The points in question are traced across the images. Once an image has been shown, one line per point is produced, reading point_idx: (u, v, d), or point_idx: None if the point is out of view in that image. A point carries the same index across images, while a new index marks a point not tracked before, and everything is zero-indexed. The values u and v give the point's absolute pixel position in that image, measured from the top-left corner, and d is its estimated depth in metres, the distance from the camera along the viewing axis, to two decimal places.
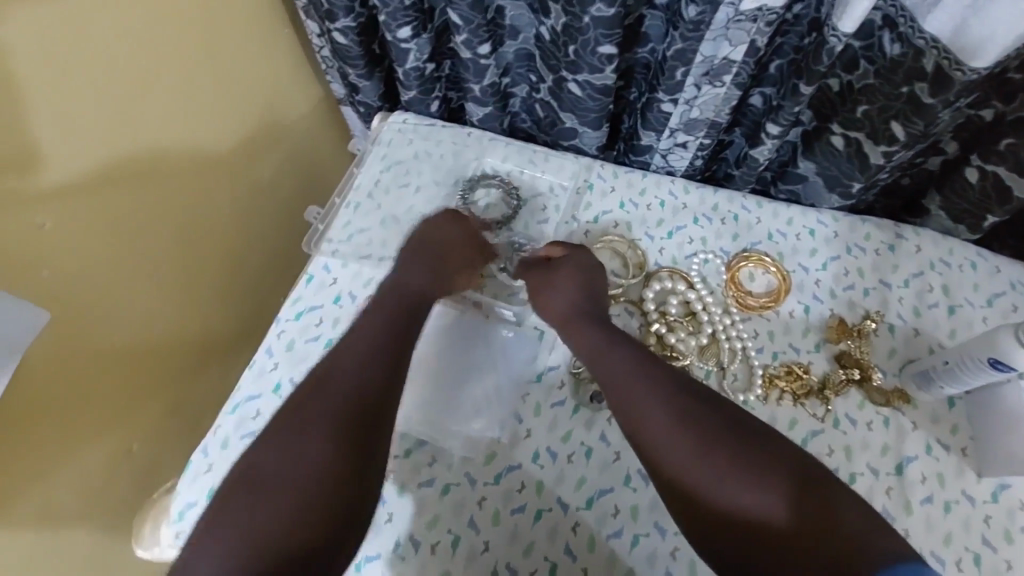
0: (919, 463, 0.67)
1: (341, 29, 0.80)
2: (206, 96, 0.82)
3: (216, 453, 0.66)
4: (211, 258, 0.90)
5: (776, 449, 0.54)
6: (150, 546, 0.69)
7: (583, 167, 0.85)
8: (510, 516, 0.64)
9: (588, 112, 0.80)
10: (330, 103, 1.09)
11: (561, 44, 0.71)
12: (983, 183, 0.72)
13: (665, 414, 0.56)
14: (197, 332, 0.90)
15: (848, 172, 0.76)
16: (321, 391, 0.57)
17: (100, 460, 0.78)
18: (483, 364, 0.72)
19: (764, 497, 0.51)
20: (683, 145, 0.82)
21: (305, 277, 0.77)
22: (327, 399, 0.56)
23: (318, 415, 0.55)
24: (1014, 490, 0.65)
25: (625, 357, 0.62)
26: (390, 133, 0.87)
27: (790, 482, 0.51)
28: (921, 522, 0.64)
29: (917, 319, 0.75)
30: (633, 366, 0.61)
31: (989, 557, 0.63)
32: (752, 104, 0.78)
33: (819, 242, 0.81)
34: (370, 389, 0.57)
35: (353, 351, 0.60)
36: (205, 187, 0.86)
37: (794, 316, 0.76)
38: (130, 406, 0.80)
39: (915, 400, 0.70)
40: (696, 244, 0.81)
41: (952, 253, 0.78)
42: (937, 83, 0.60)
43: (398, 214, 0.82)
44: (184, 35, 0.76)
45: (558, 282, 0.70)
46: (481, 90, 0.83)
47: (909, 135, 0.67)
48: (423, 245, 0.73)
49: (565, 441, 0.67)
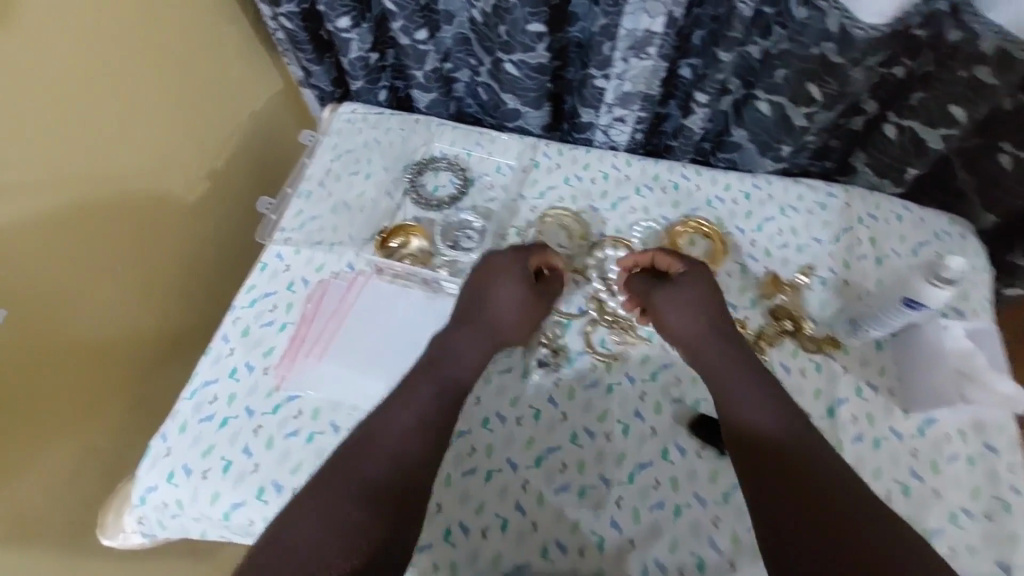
0: (849, 404, 0.71)
1: (286, 14, 0.83)
2: (154, 92, 0.83)
3: (174, 438, 0.67)
4: (167, 256, 0.91)
5: (858, 496, 0.50)
6: (115, 535, 0.71)
7: (529, 145, 0.88)
8: (461, 478, 0.66)
9: (527, 92, 0.82)
10: (283, 97, 1.11)
11: (492, 26, 0.74)
12: (901, 138, 0.77)
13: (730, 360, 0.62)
14: (153, 327, 0.91)
15: (777, 137, 0.80)
16: (362, 456, 0.56)
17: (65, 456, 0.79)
18: (430, 339, 0.74)
19: (780, 430, 0.56)
20: (621, 120, 0.85)
21: (258, 265, 0.78)
22: (362, 464, 0.55)
23: (347, 487, 0.54)
24: (940, 424, 0.69)
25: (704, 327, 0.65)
26: (339, 123, 0.89)
27: (857, 540, 0.47)
28: (851, 459, 0.68)
29: (847, 271, 0.79)
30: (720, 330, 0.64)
31: (916, 487, 0.67)
32: (682, 76, 0.81)
33: (755, 205, 0.84)
34: (401, 458, 0.56)
35: (409, 414, 0.59)
36: (160, 185, 0.87)
37: (732, 276, 0.80)
38: (93, 402, 0.81)
39: (845, 347, 0.74)
40: (639, 213, 0.84)
41: (878, 209, 0.83)
42: (842, 43, 0.64)
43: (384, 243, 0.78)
44: (129, 31, 0.77)
45: (680, 280, 0.69)
46: (424, 76, 0.86)
47: (825, 96, 0.72)
48: (495, 317, 0.68)
49: (514, 405, 0.70)
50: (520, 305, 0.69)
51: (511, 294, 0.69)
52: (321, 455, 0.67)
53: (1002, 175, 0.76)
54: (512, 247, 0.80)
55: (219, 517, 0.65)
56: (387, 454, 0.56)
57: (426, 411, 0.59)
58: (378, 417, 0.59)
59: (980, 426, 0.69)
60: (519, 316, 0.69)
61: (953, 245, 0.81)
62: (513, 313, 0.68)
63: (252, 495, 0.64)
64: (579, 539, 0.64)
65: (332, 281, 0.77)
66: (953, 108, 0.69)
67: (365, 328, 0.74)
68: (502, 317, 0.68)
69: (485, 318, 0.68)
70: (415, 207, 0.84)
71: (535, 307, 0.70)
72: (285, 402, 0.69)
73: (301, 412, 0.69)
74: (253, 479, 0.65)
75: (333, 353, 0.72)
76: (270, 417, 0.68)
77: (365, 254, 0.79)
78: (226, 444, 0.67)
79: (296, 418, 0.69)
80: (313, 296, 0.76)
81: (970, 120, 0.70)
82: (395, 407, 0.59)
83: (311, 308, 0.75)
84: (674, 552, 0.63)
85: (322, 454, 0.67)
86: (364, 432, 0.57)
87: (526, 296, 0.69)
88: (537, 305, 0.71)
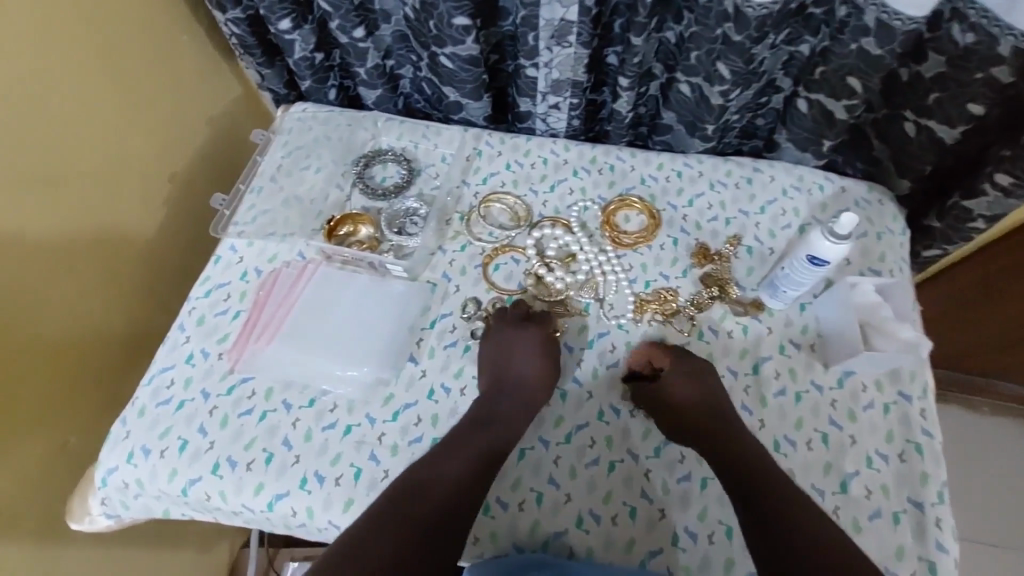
0: (773, 361, 0.75)
1: (232, 20, 0.88)
2: (115, 98, 0.87)
3: (133, 422, 0.71)
4: (134, 256, 0.95)
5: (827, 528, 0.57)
6: (82, 518, 0.74)
7: (470, 136, 0.91)
8: (408, 447, 0.70)
9: (464, 83, 0.87)
10: (241, 102, 1.15)
11: (423, 21, 0.79)
12: (812, 111, 0.82)
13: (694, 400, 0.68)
14: (122, 326, 0.93)
15: (700, 116, 0.85)
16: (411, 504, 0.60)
17: (49, 451, 0.81)
18: (377, 319, 0.78)
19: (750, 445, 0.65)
20: (556, 107, 0.90)
21: (213, 258, 0.82)
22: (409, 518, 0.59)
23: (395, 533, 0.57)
24: (858, 375, 0.73)
25: (695, 392, 0.69)
26: (290, 122, 0.93)
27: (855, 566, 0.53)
28: (775, 411, 0.72)
29: (772, 240, 0.83)
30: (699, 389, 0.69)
31: (834, 434, 0.71)
32: (610, 63, 0.87)
33: (686, 182, 0.87)
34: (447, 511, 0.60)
35: (477, 441, 0.66)
36: (122, 187, 0.90)
37: (665, 249, 0.84)
38: (70, 397, 0.84)
39: (769, 308, 0.79)
40: (576, 194, 0.87)
41: (802, 181, 0.86)
42: (738, 23, 0.69)
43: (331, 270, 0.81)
44: (87, 39, 0.81)
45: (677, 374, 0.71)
46: (367, 73, 0.91)
47: (733, 73, 0.76)
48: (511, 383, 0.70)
49: (457, 377, 0.74)
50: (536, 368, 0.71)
51: (530, 364, 0.71)
52: (274, 431, 0.71)
53: (907, 141, 0.81)
54: (456, 231, 0.85)
55: (177, 493, 0.69)
56: (460, 475, 0.63)
57: (490, 441, 0.66)
58: (437, 455, 0.65)
59: (895, 375, 0.73)
60: (543, 378, 0.71)
61: (873, 211, 0.84)
62: (532, 376, 0.71)
63: (208, 471, 0.68)
64: (519, 496, 0.68)
65: (283, 270, 0.81)
66: (850, 79, 0.75)
67: (313, 312, 0.78)
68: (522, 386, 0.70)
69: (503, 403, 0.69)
70: (363, 197, 0.89)
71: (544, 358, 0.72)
72: (239, 383, 0.73)
73: (254, 393, 0.73)
74: (209, 456, 0.69)
75: (281, 337, 0.75)
76: (224, 398, 0.72)
77: (315, 242, 0.84)
78: (182, 425, 0.71)
79: (250, 398, 0.72)
80: (265, 284, 0.80)
81: (867, 88, 0.76)
82: (447, 454, 0.65)
83: (263, 295, 0.79)
84: (607, 503, 0.68)
85: (275, 430, 0.71)
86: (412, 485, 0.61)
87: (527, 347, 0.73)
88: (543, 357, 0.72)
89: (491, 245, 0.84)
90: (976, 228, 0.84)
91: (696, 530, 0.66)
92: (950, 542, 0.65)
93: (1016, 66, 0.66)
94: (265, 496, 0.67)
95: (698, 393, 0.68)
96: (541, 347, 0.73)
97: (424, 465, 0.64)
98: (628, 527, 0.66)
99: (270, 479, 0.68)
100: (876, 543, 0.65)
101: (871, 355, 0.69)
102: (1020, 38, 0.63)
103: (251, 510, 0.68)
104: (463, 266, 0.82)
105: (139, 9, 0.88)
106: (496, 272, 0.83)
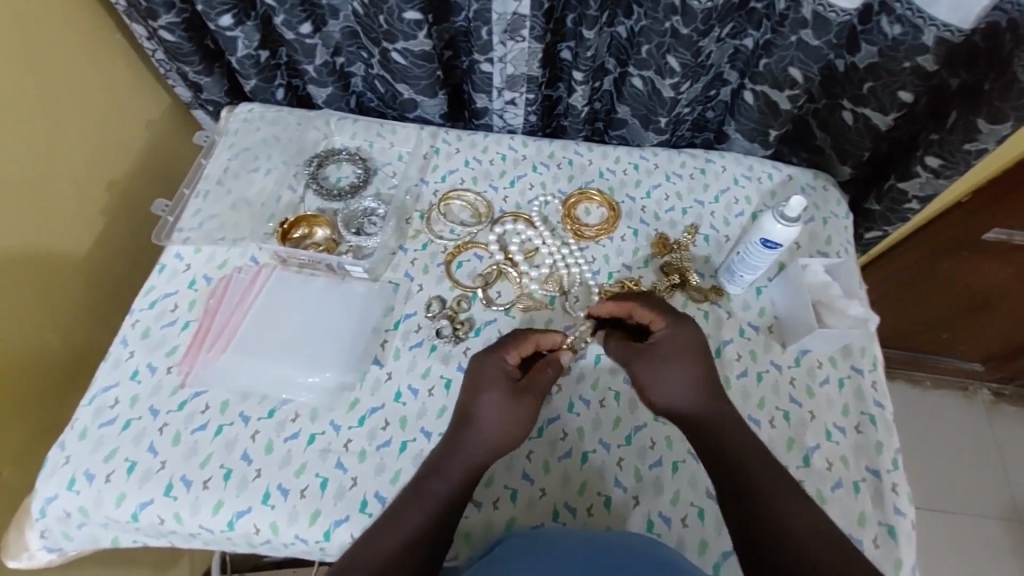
0: (734, 344, 0.77)
1: (166, 26, 0.83)
2: (38, 102, 0.80)
3: (73, 446, 0.66)
4: (68, 273, 0.88)
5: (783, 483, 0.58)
6: (19, 555, 0.68)
7: (427, 134, 0.89)
8: (376, 452, 0.67)
9: (418, 80, 0.85)
10: (183, 108, 1.09)
11: (372, 16, 0.77)
12: (758, 102, 0.84)
13: (673, 379, 0.64)
14: (51, 346, 0.85)
15: (652, 110, 0.86)
16: (402, 518, 0.58)
17: None
18: (339, 324, 0.75)
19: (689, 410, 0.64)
20: (512, 103, 0.90)
21: (157, 267, 0.78)
22: (395, 531, 0.57)
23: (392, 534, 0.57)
24: (813, 353, 0.76)
25: (677, 372, 0.64)
26: (235, 123, 0.89)
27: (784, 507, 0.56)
28: (738, 392, 0.74)
29: (727, 228, 0.85)
30: (690, 367, 0.65)
31: (794, 412, 0.73)
32: (564, 58, 0.89)
33: (643, 174, 0.88)
34: (428, 529, 0.58)
35: (441, 488, 0.60)
36: (52, 196, 0.84)
37: (625, 240, 0.84)
38: (3, 422, 0.77)
39: (727, 294, 0.81)
40: (537, 189, 0.87)
41: (752, 169, 0.88)
42: (685, 15, 0.71)
43: (263, 294, 0.76)
44: (11, 37, 0.75)
45: (664, 355, 0.66)
46: (315, 70, 0.89)
47: (683, 65, 0.77)
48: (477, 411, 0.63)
49: (424, 378, 0.72)
50: (507, 414, 0.63)
51: (500, 404, 0.63)
52: (231, 445, 0.67)
53: (845, 129, 0.86)
54: (416, 229, 0.83)
55: (127, 519, 0.64)
56: (419, 517, 0.59)
57: (456, 484, 0.61)
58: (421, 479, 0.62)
59: (847, 351, 0.77)
60: (520, 428, 0.63)
61: (819, 197, 0.87)
62: (515, 427, 0.63)
63: (160, 492, 0.64)
64: (494, 494, 0.68)
65: (234, 277, 0.77)
66: (792, 70, 0.77)
67: (266, 319, 0.75)
68: (495, 435, 0.62)
69: (481, 437, 0.62)
70: (317, 197, 0.86)
71: (521, 408, 0.64)
72: (192, 398, 0.69)
73: (208, 406, 0.69)
74: (160, 476, 0.65)
75: (236, 344, 0.72)
76: (175, 415, 0.68)
77: (268, 247, 0.81)
78: (129, 446, 0.66)
79: (204, 412, 0.69)
80: (215, 292, 0.77)
81: (807, 78, 0.79)
82: (429, 475, 0.62)
83: (213, 304, 0.75)
84: (583, 494, 0.68)
85: (231, 446, 0.67)
86: (399, 505, 0.60)
87: (511, 393, 0.64)
88: (520, 406, 0.64)
89: (453, 242, 0.83)
90: (912, 210, 0.89)
91: (670, 514, 0.66)
92: (906, 506, 0.68)
93: (939, 54, 0.71)
94: (224, 515, 0.63)
95: (685, 370, 0.64)
96: (520, 395, 0.64)
97: (411, 489, 0.61)
98: (604, 516, 0.67)
99: (229, 496, 0.64)
100: (838, 513, 0.67)
101: (824, 332, 0.72)
102: (943, 28, 0.68)
103: (210, 530, 0.64)
104: (426, 265, 0.81)
105: (66, 7, 0.83)
106: (459, 269, 0.81)
